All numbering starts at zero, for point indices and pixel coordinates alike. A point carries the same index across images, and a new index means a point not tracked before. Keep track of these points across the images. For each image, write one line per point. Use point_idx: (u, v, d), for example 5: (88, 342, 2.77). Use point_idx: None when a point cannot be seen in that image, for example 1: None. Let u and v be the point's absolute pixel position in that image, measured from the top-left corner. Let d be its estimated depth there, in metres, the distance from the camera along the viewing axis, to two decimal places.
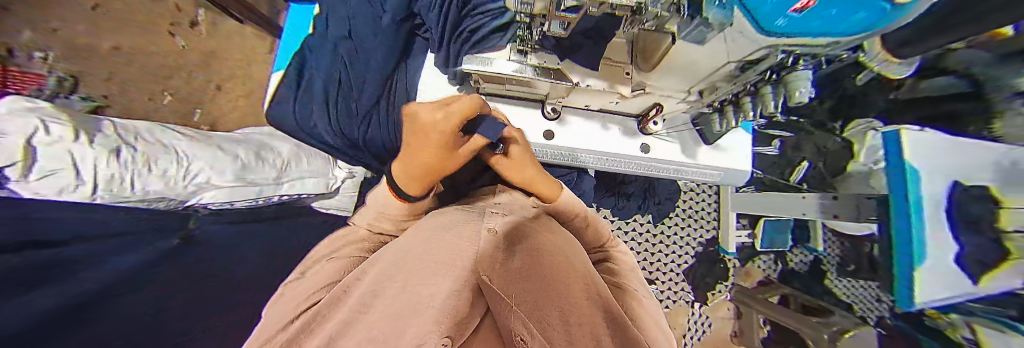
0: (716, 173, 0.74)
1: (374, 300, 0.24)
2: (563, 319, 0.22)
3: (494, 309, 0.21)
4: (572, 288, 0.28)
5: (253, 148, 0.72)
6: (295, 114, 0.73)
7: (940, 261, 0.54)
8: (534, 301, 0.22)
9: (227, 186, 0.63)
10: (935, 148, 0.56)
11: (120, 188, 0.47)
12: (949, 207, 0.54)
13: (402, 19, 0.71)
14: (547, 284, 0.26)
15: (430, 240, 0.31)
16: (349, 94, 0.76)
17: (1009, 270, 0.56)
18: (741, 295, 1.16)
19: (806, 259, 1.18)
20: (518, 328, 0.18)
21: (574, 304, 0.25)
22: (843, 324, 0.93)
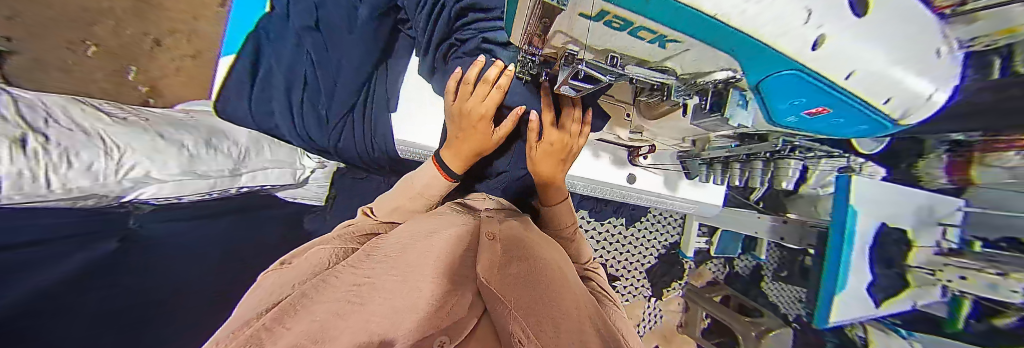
0: (691, 206, 0.83)
1: (372, 293, 0.26)
2: (552, 324, 0.26)
3: (496, 313, 0.26)
4: (558, 292, 0.32)
5: (204, 133, 0.61)
6: (253, 113, 0.69)
7: (856, 285, 0.63)
8: (527, 308, 0.27)
9: (173, 180, 0.53)
10: (875, 194, 0.61)
11: (41, 187, 0.36)
12: (872, 243, 0.62)
13: (382, 15, 0.62)
14: (537, 292, 0.30)
15: (427, 239, 0.35)
16: (317, 97, 0.71)
17: (906, 296, 0.67)
18: (690, 293, 1.24)
19: (749, 265, 1.26)
20: (517, 332, 0.23)
21: (567, 309, 0.30)
22: (770, 324, 1.02)
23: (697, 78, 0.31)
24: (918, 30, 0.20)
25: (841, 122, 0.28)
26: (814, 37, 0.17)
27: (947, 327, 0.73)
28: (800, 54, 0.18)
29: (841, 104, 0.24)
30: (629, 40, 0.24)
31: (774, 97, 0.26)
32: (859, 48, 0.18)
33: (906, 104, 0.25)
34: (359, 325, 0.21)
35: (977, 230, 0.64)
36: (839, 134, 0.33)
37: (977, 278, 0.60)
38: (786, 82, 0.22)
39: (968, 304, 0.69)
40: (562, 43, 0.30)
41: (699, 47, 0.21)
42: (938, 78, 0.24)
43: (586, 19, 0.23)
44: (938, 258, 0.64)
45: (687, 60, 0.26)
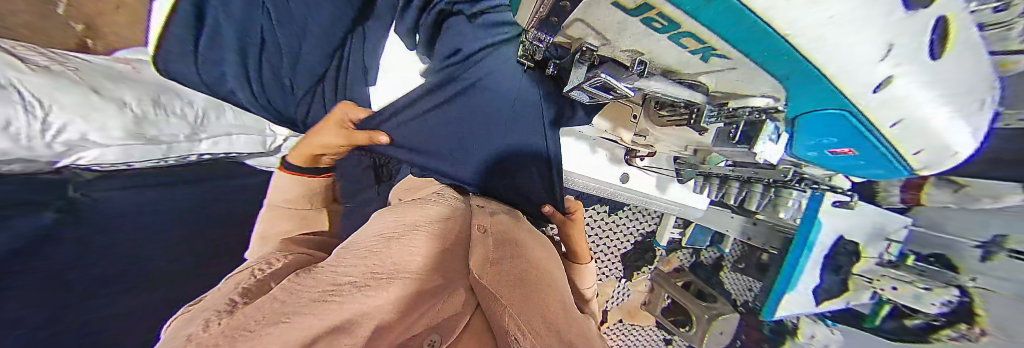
0: (676, 206, 0.85)
1: (354, 292, 0.21)
2: (543, 320, 0.26)
3: (490, 307, 0.26)
4: (549, 296, 0.32)
5: (150, 91, 0.58)
6: (201, 76, 0.58)
7: (805, 286, 0.70)
8: (520, 303, 0.26)
9: (118, 144, 0.51)
10: (838, 212, 0.65)
11: None
12: (827, 252, 0.68)
13: None
14: (528, 290, 0.30)
15: (434, 230, 0.34)
16: (278, 60, 0.60)
17: (843, 299, 0.74)
18: (659, 278, 1.32)
19: (713, 256, 1.31)
20: (514, 329, 0.22)
21: (555, 310, 0.29)
22: (722, 309, 1.14)
23: (728, 99, 0.33)
24: (973, 77, 0.23)
25: (863, 161, 0.34)
26: (881, 79, 0.19)
27: (867, 322, 0.83)
28: (862, 93, 0.21)
29: (867, 145, 0.29)
30: (669, 48, 0.24)
31: (812, 130, 0.30)
32: (915, 96, 0.22)
33: (933, 152, 0.29)
34: (338, 309, 0.19)
35: (915, 246, 0.72)
36: (856, 170, 0.38)
37: (907, 290, 0.68)
38: (830, 119, 0.26)
39: (887, 307, 0.78)
40: (580, 34, 0.29)
41: (747, 67, 0.23)
42: (968, 128, 0.27)
43: (623, 12, 0.21)
44: (879, 268, 0.71)
45: (726, 78, 0.27)
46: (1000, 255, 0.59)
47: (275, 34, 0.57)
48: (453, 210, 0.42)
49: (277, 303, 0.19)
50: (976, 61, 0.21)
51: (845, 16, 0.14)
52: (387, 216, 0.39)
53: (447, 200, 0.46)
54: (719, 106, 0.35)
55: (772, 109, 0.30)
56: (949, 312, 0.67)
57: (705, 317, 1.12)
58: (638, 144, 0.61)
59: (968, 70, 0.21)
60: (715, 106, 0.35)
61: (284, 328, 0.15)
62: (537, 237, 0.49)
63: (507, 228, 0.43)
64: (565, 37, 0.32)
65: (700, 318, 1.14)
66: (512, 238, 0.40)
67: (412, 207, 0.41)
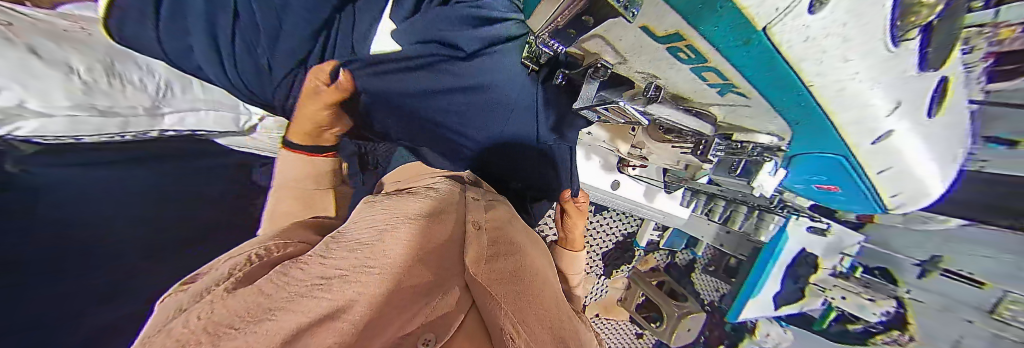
0: (659, 214, 0.88)
1: (342, 288, 0.19)
2: (538, 322, 0.26)
3: (484, 304, 0.25)
4: (545, 300, 0.32)
5: (103, 56, 0.52)
6: (163, 43, 0.51)
7: (767, 291, 0.75)
8: (515, 304, 0.26)
9: (64, 114, 0.46)
10: (801, 230, 0.71)
11: None
12: (790, 262, 0.74)
13: None
14: (524, 292, 0.29)
15: (439, 227, 0.34)
16: (253, 37, 0.51)
17: (798, 305, 0.80)
18: (635, 276, 1.37)
19: (687, 257, 1.38)
20: (509, 326, 0.21)
21: (549, 312, 0.29)
22: (691, 308, 1.20)
23: (732, 131, 0.32)
24: (947, 132, 0.26)
25: (845, 199, 0.36)
26: (881, 131, 0.22)
27: (814, 324, 0.89)
28: (862, 141, 0.23)
29: (854, 185, 0.31)
30: (685, 77, 0.24)
31: (807, 167, 0.32)
32: (901, 148, 0.24)
33: (908, 195, 0.32)
34: (329, 301, 0.17)
35: (866, 260, 0.77)
36: (839, 205, 0.41)
37: (853, 299, 0.74)
38: (826, 160, 0.28)
39: (835, 313, 0.85)
40: (597, 49, 0.28)
41: (761, 106, 0.23)
42: (938, 178, 0.30)
43: (650, 38, 0.20)
44: (832, 279, 0.76)
45: (736, 113, 0.27)
46: (935, 273, 0.67)
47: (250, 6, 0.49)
48: (451, 206, 0.42)
49: (263, 298, 0.16)
50: (949, 119, 0.24)
51: (868, 71, 0.16)
52: (381, 207, 0.37)
53: (450, 195, 0.45)
54: (725, 139, 0.33)
55: (776, 148, 0.30)
56: (888, 321, 0.75)
57: (676, 315, 1.17)
58: (633, 155, 0.63)
59: (943, 127, 0.24)
60: (721, 139, 0.33)
61: (272, 323, 0.13)
62: (534, 238, 0.49)
63: (506, 228, 0.43)
64: (578, 49, 0.31)
65: (671, 316, 1.19)
66: (511, 239, 0.40)
67: (409, 201, 0.39)
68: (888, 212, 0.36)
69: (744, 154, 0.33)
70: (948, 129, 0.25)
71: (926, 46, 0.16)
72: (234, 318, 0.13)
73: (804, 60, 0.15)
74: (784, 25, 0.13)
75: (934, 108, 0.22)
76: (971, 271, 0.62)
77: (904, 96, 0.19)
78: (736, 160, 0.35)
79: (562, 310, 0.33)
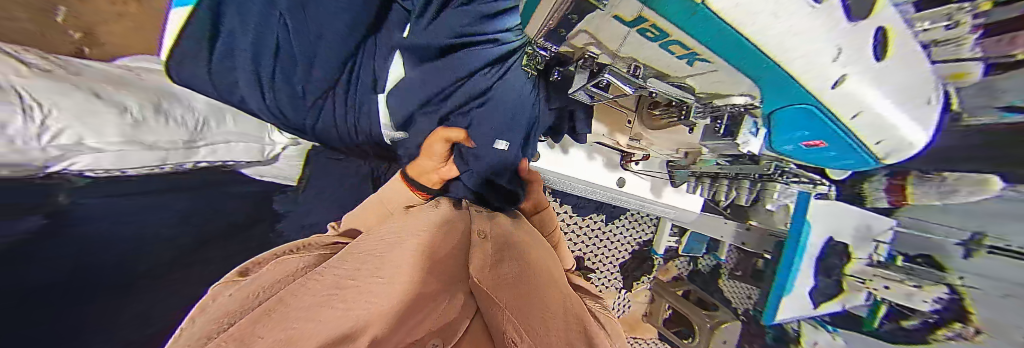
0: (670, 210, 0.89)
1: (355, 297, 0.21)
2: (542, 319, 0.25)
3: (491, 313, 0.26)
4: (552, 296, 0.31)
5: (152, 96, 0.57)
6: (213, 80, 0.57)
7: (801, 289, 0.68)
8: (517, 305, 0.26)
9: (115, 150, 0.49)
10: (826, 214, 0.65)
11: None
12: (819, 254, 0.68)
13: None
14: (529, 292, 0.29)
15: (445, 236, 0.34)
16: (291, 70, 0.58)
17: (838, 301, 0.73)
18: (658, 287, 1.28)
19: (711, 263, 1.30)
20: (510, 329, 0.22)
21: (558, 311, 0.29)
22: (723, 317, 1.09)
23: (713, 99, 0.34)
24: (915, 73, 0.26)
25: (832, 153, 0.36)
26: (837, 77, 0.22)
27: (865, 325, 0.79)
28: (822, 89, 0.23)
29: (838, 137, 0.31)
30: (656, 52, 0.26)
31: (784, 122, 0.32)
32: (869, 92, 0.24)
33: (891, 146, 0.32)
34: (344, 311, 0.19)
35: (902, 248, 0.72)
36: (827, 163, 0.41)
37: (898, 289, 0.67)
38: (800, 110, 0.28)
39: (884, 307, 0.76)
40: (585, 43, 0.31)
41: (726, 69, 0.25)
42: (918, 122, 0.30)
43: (621, 25, 0.23)
44: (869, 268, 0.71)
45: (709, 80, 0.29)
46: (981, 253, 0.60)
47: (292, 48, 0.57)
48: (453, 214, 0.43)
49: (289, 309, 0.18)
50: (913, 65, 0.25)
51: (802, 26, 0.16)
52: (392, 221, 0.39)
53: (443, 205, 0.46)
54: (705, 103, 0.36)
55: (749, 106, 0.33)
56: (941, 310, 0.66)
57: (708, 326, 1.07)
58: (634, 148, 0.65)
59: (908, 65, 0.24)
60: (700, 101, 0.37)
61: (290, 338, 0.14)
62: (540, 240, 0.50)
63: (513, 232, 0.43)
64: (569, 46, 0.34)
65: (702, 328, 1.09)
66: (517, 242, 0.40)
67: (412, 214, 0.40)
68: (880, 163, 0.36)
69: (723, 111, 0.37)
70: (915, 68, 0.25)
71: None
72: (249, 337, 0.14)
73: (740, 22, 0.16)
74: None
75: (885, 53, 0.22)
76: (1019, 245, 0.55)
77: (850, 43, 0.19)
78: (720, 121, 0.43)
79: (571, 307, 0.32)
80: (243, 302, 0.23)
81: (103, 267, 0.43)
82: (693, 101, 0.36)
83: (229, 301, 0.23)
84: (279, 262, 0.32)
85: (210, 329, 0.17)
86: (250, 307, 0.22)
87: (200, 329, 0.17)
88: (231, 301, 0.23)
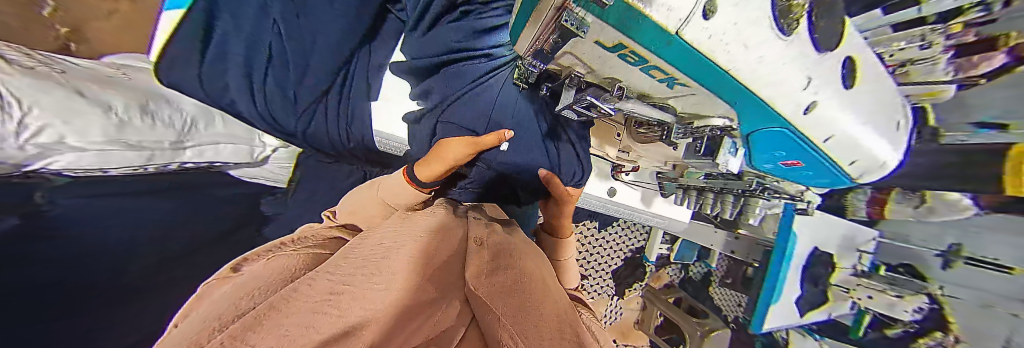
0: (661, 220, 0.90)
1: (349, 304, 0.20)
2: (536, 328, 0.26)
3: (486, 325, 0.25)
4: (547, 307, 0.32)
5: (141, 96, 0.56)
6: (202, 85, 0.56)
7: (788, 299, 0.70)
8: (514, 314, 0.26)
9: (97, 150, 0.48)
10: (808, 226, 0.68)
11: None
12: (804, 264, 0.70)
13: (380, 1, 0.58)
14: (525, 299, 0.30)
15: (440, 241, 0.34)
16: (284, 75, 0.58)
17: (824, 310, 0.74)
18: (649, 294, 1.29)
19: (702, 271, 1.29)
20: (505, 334, 0.22)
21: (551, 321, 0.29)
22: (713, 325, 1.10)
23: (694, 119, 0.35)
24: (878, 100, 0.27)
25: (811, 173, 0.37)
26: (808, 104, 0.23)
27: (851, 333, 0.81)
28: (795, 116, 0.24)
29: (811, 159, 0.32)
30: (638, 76, 0.27)
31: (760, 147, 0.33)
32: (839, 117, 0.25)
33: (865, 167, 0.34)
34: (337, 317, 0.18)
35: (884, 257, 0.74)
36: (808, 183, 0.43)
37: (881, 298, 0.69)
38: (773, 139, 0.29)
39: (868, 317, 0.77)
40: (569, 64, 0.32)
41: (703, 95, 0.26)
42: (890, 145, 0.32)
43: (601, 49, 0.24)
44: (853, 278, 0.72)
45: (688, 102, 0.30)
46: (959, 263, 0.64)
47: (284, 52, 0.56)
48: (451, 219, 0.43)
49: (276, 313, 0.18)
50: (874, 94, 0.27)
51: (771, 55, 0.18)
52: (383, 227, 0.39)
53: (437, 209, 0.45)
54: (686, 125, 0.38)
55: (728, 128, 0.34)
56: (922, 319, 0.69)
57: (698, 334, 1.08)
58: (623, 161, 0.66)
59: (869, 94, 0.26)
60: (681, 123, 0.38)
61: (290, 335, 0.14)
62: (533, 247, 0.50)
63: (507, 241, 0.44)
64: (555, 65, 0.35)
65: (693, 336, 1.09)
66: (512, 251, 0.41)
67: (403, 219, 0.40)
68: (856, 183, 0.38)
69: (704, 133, 0.38)
70: (878, 92, 0.27)
71: (811, 27, 0.19)
72: (249, 334, 0.13)
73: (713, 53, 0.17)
74: (691, 27, 0.15)
75: (848, 82, 0.24)
76: (995, 256, 0.59)
77: (815, 72, 0.20)
78: (699, 141, 0.45)
79: (563, 317, 0.32)
80: (234, 303, 0.21)
81: (82, 268, 0.41)
82: (672, 120, 0.37)
83: (219, 302, 0.22)
84: (269, 262, 0.31)
85: (208, 322, 0.17)
86: (241, 305, 0.21)
87: (193, 327, 0.17)
88: (218, 304, 0.22)
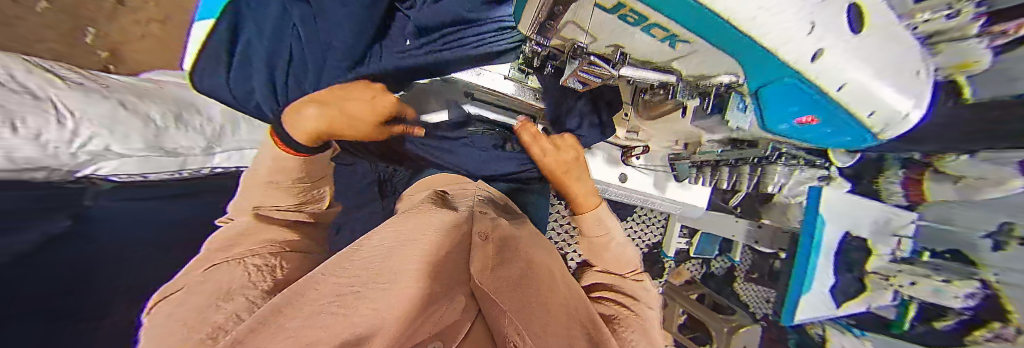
0: (676, 206, 0.87)
1: (363, 294, 0.19)
2: (544, 321, 0.26)
3: (490, 311, 0.26)
4: (553, 299, 0.31)
5: (174, 108, 0.61)
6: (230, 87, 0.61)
7: (819, 289, 0.65)
8: (524, 307, 0.26)
9: (139, 156, 0.51)
10: (839, 205, 0.63)
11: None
12: (836, 251, 0.65)
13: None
14: (531, 292, 0.30)
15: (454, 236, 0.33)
16: (303, 74, 0.60)
17: (859, 301, 0.68)
18: (669, 290, 1.23)
19: (724, 266, 1.23)
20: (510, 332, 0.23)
21: (554, 308, 0.29)
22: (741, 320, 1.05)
23: (699, 81, 0.34)
24: (880, 46, 0.27)
25: (830, 131, 0.36)
26: (809, 49, 0.22)
27: (893, 327, 0.74)
28: (794, 59, 0.25)
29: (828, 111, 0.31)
30: (643, 38, 0.27)
31: (775, 106, 0.32)
32: (845, 65, 0.25)
33: (884, 118, 0.33)
34: (361, 298, 0.17)
35: (929, 242, 0.68)
36: (824, 146, 0.41)
37: (926, 285, 0.64)
38: (786, 88, 0.28)
39: (913, 308, 0.71)
40: (572, 35, 0.31)
41: (706, 50, 0.26)
42: (904, 95, 0.31)
43: (602, 13, 0.25)
44: (894, 265, 0.67)
45: (693, 62, 0.30)
46: (1014, 245, 0.57)
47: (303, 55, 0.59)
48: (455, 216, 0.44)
49: (309, 293, 0.18)
50: (871, 42, 0.26)
51: None
52: (400, 219, 0.38)
53: (447, 203, 0.46)
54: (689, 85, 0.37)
55: (732, 83, 0.33)
56: (975, 306, 0.62)
57: (726, 331, 1.02)
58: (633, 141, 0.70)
59: (863, 41, 0.26)
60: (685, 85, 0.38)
61: (320, 320, 0.13)
62: (544, 241, 0.50)
63: (510, 233, 0.43)
64: (559, 38, 0.34)
65: (720, 332, 1.03)
66: (517, 244, 0.41)
67: (415, 212, 0.39)
68: (876, 139, 0.36)
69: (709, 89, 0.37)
70: (879, 44, 0.27)
71: None
72: (270, 325, 0.12)
73: None
74: None
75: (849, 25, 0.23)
76: None
77: None
78: (706, 100, 0.43)
79: (570, 309, 0.32)
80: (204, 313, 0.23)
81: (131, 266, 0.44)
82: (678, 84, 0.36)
83: (169, 325, 0.22)
84: (222, 268, 0.31)
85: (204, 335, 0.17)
86: (223, 312, 0.22)
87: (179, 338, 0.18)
88: (176, 317, 0.23)
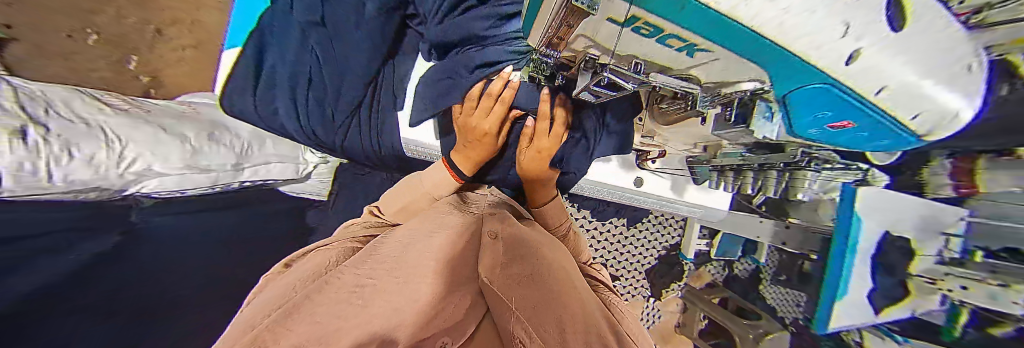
0: (696, 209, 0.85)
1: (369, 309, 0.21)
2: (558, 328, 0.24)
3: (502, 320, 0.26)
4: (571, 300, 0.30)
5: (206, 127, 0.64)
6: (256, 106, 0.65)
7: (857, 296, 0.57)
8: (533, 317, 0.25)
9: (176, 174, 0.56)
10: (879, 204, 0.55)
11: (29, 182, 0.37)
12: (876, 251, 0.56)
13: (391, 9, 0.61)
14: (547, 297, 0.28)
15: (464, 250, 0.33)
16: (322, 94, 0.67)
17: (902, 307, 0.59)
18: (689, 294, 1.20)
19: (749, 268, 1.18)
20: (520, 332, 0.23)
21: (572, 316, 0.27)
22: (767, 327, 0.97)
23: (722, 86, 0.34)
24: (952, 42, 0.22)
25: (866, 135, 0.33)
26: (850, 53, 0.20)
27: (943, 334, 0.63)
28: (834, 65, 0.21)
29: (864, 115, 0.28)
30: (653, 47, 0.26)
31: (804, 106, 0.30)
32: (894, 65, 0.21)
33: (934, 121, 0.29)
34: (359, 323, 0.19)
35: (981, 239, 0.55)
36: (859, 147, 0.39)
37: (979, 289, 0.53)
38: (816, 92, 0.26)
39: (964, 313, 0.60)
40: (582, 47, 0.31)
41: (728, 56, 0.24)
42: (965, 92, 0.27)
43: (615, 25, 0.24)
44: (939, 266, 0.57)
45: (714, 69, 0.29)
46: None
47: (323, 77, 0.66)
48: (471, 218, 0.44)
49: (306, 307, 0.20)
50: (946, 34, 0.22)
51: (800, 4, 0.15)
52: (413, 223, 0.40)
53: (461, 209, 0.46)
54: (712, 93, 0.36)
55: (761, 90, 0.32)
56: None
57: (750, 338, 0.97)
58: (648, 145, 0.67)
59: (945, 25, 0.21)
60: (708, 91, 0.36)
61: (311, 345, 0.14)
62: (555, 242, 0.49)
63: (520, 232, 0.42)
64: (570, 51, 0.35)
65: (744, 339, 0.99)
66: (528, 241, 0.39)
67: (430, 217, 0.41)
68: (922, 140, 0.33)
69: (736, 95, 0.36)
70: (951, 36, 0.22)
71: None
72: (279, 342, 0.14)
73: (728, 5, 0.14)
74: None
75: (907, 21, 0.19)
76: None
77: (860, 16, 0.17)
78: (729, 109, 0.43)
79: (587, 316, 0.29)
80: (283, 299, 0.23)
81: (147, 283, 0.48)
82: (698, 93, 0.35)
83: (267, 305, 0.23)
84: (314, 259, 0.34)
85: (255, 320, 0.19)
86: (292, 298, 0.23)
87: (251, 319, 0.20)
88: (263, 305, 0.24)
